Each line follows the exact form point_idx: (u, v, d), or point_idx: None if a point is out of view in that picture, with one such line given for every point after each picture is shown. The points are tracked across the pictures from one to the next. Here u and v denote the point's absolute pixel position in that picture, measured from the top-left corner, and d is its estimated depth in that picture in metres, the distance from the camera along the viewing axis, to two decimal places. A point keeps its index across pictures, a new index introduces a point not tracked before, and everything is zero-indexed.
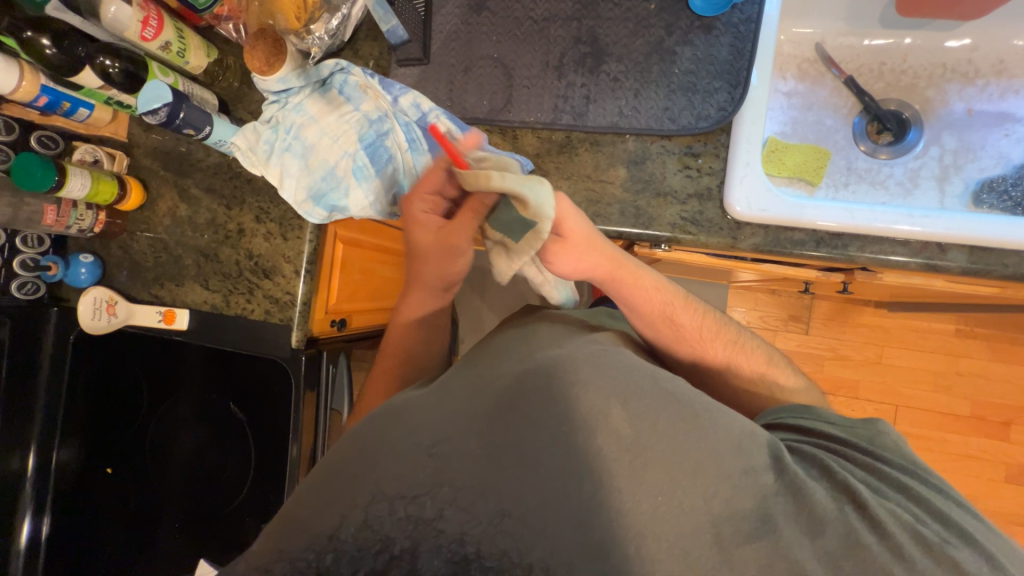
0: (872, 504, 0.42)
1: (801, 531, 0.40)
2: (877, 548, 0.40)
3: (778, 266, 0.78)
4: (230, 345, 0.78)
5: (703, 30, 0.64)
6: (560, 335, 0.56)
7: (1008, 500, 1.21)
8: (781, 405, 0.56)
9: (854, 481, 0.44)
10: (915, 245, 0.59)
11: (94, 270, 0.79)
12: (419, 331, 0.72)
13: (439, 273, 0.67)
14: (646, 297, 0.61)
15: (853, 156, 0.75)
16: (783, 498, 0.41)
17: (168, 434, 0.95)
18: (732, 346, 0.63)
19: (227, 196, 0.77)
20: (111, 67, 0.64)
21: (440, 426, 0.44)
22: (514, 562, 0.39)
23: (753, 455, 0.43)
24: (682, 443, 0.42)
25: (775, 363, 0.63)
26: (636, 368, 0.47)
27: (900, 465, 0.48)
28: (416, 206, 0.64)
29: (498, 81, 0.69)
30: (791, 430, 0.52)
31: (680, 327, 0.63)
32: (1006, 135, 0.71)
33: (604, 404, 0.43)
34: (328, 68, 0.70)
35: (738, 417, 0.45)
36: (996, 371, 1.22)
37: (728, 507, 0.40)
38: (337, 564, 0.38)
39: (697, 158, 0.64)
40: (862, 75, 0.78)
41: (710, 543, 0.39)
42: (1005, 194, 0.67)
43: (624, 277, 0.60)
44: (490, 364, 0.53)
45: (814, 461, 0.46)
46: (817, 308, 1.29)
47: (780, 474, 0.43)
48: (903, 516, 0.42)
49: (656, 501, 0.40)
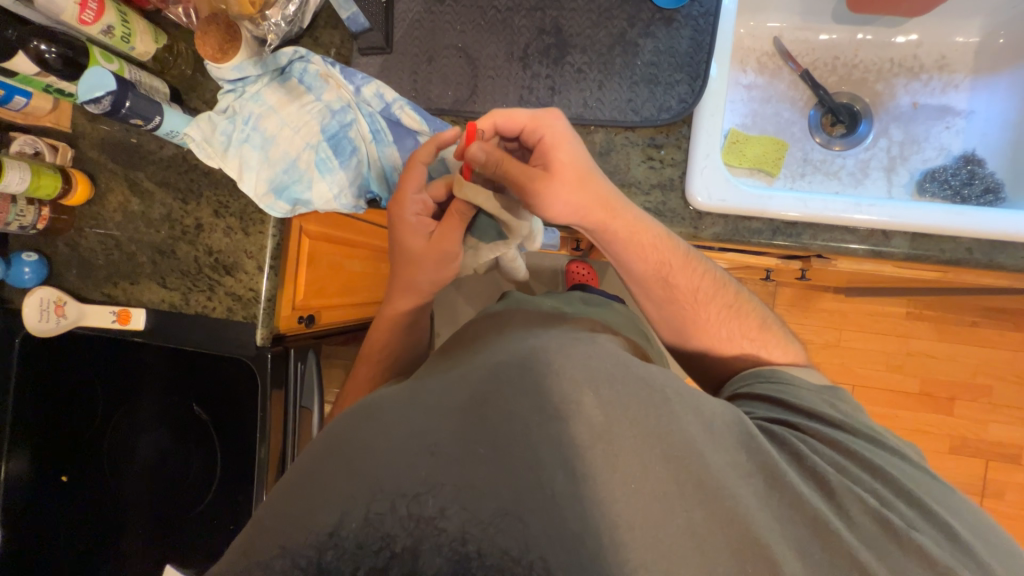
0: (838, 488, 0.44)
1: (769, 510, 0.41)
2: (844, 532, 0.41)
3: (740, 255, 0.81)
4: (194, 345, 0.76)
5: (664, 23, 0.65)
6: (533, 328, 0.56)
7: (951, 470, 1.30)
8: (749, 371, 0.60)
9: (822, 465, 0.45)
10: (864, 233, 0.62)
11: (39, 269, 0.75)
12: (390, 332, 0.71)
13: (432, 278, 0.66)
14: (643, 254, 0.59)
15: (809, 147, 0.78)
16: (750, 476, 0.43)
17: (126, 441, 0.90)
18: (726, 310, 0.63)
19: (183, 189, 0.74)
20: (47, 52, 0.60)
21: (424, 426, 0.43)
22: (515, 560, 0.38)
23: (718, 436, 0.44)
24: (653, 428, 0.42)
25: (770, 327, 0.63)
26: (607, 357, 0.47)
27: (866, 436, 0.49)
28: (407, 209, 0.62)
29: (462, 72, 0.68)
30: (766, 403, 0.54)
31: (676, 288, 0.62)
32: (946, 127, 0.75)
33: (574, 392, 0.43)
34: (287, 56, 0.68)
35: (708, 401, 0.47)
36: (943, 350, 1.30)
37: (697, 490, 0.40)
38: (337, 562, 0.37)
39: (660, 150, 0.65)
40: (817, 69, 0.81)
41: (682, 528, 0.40)
42: (946, 183, 0.72)
43: (615, 222, 0.57)
44: (464, 358, 0.52)
45: (785, 446, 0.47)
46: (780, 294, 1.34)
47: (749, 455, 0.44)
48: (866, 499, 0.43)
49: (629, 486, 0.40)
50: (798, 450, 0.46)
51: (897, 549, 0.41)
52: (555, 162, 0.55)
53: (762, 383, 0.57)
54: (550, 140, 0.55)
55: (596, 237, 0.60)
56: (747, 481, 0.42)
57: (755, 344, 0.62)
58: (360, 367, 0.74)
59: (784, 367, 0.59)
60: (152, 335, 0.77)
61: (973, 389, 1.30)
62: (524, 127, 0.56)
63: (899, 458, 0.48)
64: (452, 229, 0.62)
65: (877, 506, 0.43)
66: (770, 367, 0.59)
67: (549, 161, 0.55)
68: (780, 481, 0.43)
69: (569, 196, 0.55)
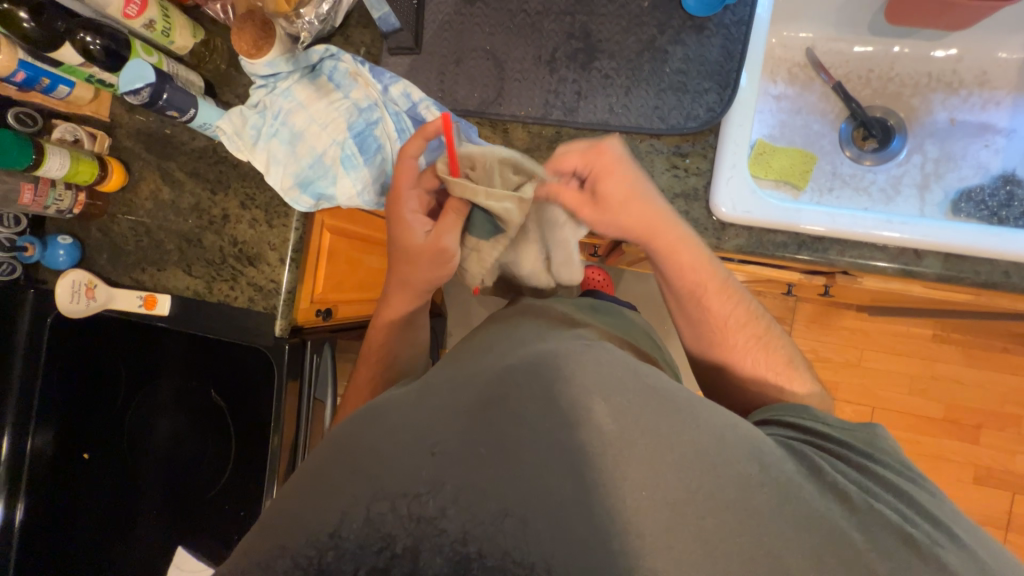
0: (858, 504, 0.42)
1: (784, 518, 0.40)
2: (861, 546, 0.39)
3: (762, 268, 0.80)
4: (214, 333, 0.78)
5: (695, 30, 0.64)
6: (543, 332, 0.56)
7: (976, 501, 1.25)
8: (787, 405, 0.55)
9: (844, 481, 0.44)
10: (894, 251, 0.61)
11: (72, 252, 0.78)
12: (401, 328, 0.72)
13: (428, 277, 0.65)
14: (681, 272, 0.60)
15: (839, 161, 0.77)
16: (763, 485, 0.41)
17: (146, 422, 0.93)
18: (755, 340, 0.62)
19: (212, 180, 0.76)
20: (91, 44, 0.62)
21: (432, 424, 0.43)
22: (515, 563, 0.38)
23: (733, 445, 0.42)
24: (665, 435, 0.41)
25: (794, 366, 0.61)
26: (618, 364, 0.46)
27: (892, 465, 0.47)
28: (404, 206, 0.62)
29: (488, 74, 0.68)
30: (786, 425, 0.52)
31: (707, 309, 0.62)
32: (985, 145, 0.73)
33: (584, 399, 0.42)
34: (317, 53, 0.69)
35: (719, 411, 0.45)
36: (971, 375, 1.25)
37: (710, 498, 0.40)
38: (337, 562, 0.38)
39: (685, 158, 0.65)
40: (850, 81, 0.79)
41: (692, 534, 0.39)
42: (983, 204, 0.70)
43: (655, 242, 0.58)
44: (473, 358, 0.52)
45: (806, 460, 0.45)
46: (800, 310, 1.32)
47: (764, 466, 0.42)
48: (890, 517, 0.41)
49: (639, 493, 0.39)
50: (820, 466, 0.45)
51: (924, 565, 0.39)
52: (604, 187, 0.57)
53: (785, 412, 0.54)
54: (603, 167, 0.56)
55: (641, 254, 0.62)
56: (761, 490, 0.41)
57: (777, 380, 0.60)
58: (362, 365, 0.73)
59: (807, 405, 0.57)
60: (175, 321, 0.79)
61: (1002, 418, 1.25)
62: (577, 167, 0.57)
63: (929, 492, 0.45)
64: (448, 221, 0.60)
65: (900, 524, 0.41)
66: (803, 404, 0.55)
67: (603, 183, 0.56)
68: (798, 494, 0.41)
69: (617, 219, 0.58)
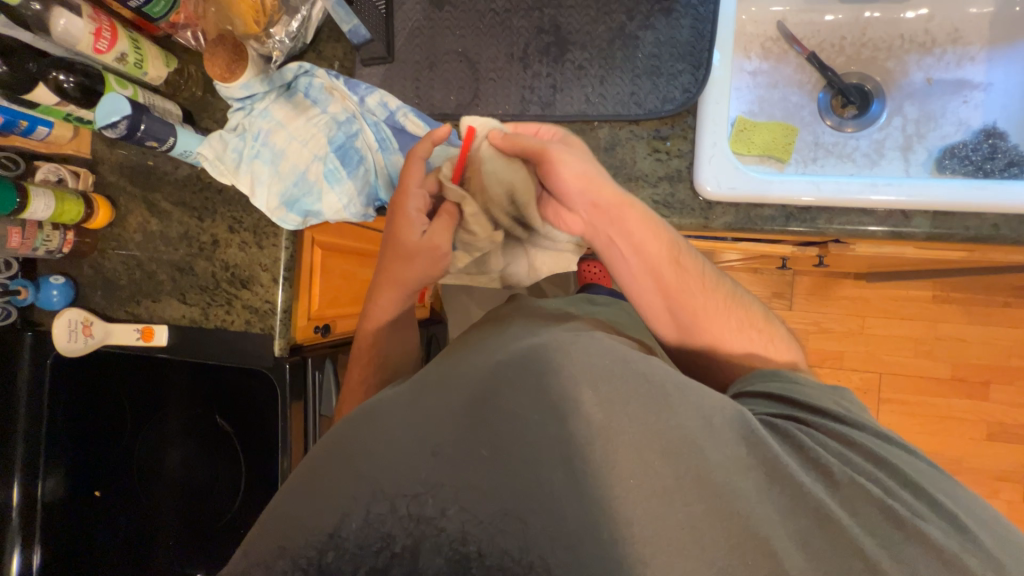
0: (842, 478, 0.41)
1: (772, 502, 0.40)
2: (847, 523, 0.39)
3: (754, 245, 0.80)
4: (213, 359, 0.78)
5: (664, 13, 0.64)
6: (534, 328, 0.55)
7: (991, 458, 1.25)
8: (755, 372, 0.56)
9: (825, 456, 0.43)
10: (881, 214, 0.61)
11: (66, 291, 0.78)
12: (390, 332, 0.72)
13: (421, 276, 0.65)
14: (656, 238, 0.59)
15: (820, 130, 0.77)
16: (752, 470, 0.41)
17: (156, 453, 0.93)
18: (731, 301, 0.62)
19: (198, 208, 0.76)
20: (65, 82, 0.62)
21: (426, 425, 0.43)
22: (515, 559, 0.38)
23: (721, 430, 0.42)
24: (653, 424, 0.41)
25: (771, 321, 0.63)
26: (604, 352, 0.46)
27: (881, 434, 0.45)
28: (406, 203, 0.62)
29: (463, 75, 0.68)
30: (765, 399, 0.51)
31: (685, 275, 0.60)
32: (964, 101, 0.73)
33: (575, 389, 0.42)
34: (291, 71, 0.69)
35: (708, 394, 0.44)
36: (975, 333, 1.25)
37: (697, 486, 0.39)
38: (337, 562, 0.39)
39: (665, 141, 0.65)
40: (824, 50, 0.79)
41: (681, 522, 0.39)
42: (966, 159, 0.70)
43: (627, 205, 0.57)
44: (464, 357, 0.52)
45: (787, 438, 0.44)
46: (798, 283, 1.32)
47: (751, 447, 0.41)
48: (869, 489, 0.41)
49: (627, 483, 0.39)
50: (800, 442, 0.44)
51: (906, 542, 0.38)
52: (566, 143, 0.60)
53: (767, 382, 0.53)
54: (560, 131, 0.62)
55: (609, 229, 0.60)
56: (749, 474, 0.40)
57: (776, 350, 0.60)
58: (353, 370, 0.72)
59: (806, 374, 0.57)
60: (173, 350, 0.79)
61: (1009, 372, 1.24)
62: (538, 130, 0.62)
63: (916, 459, 0.44)
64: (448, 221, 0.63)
65: (882, 496, 0.40)
66: (779, 370, 0.55)
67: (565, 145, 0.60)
68: (781, 473, 0.41)
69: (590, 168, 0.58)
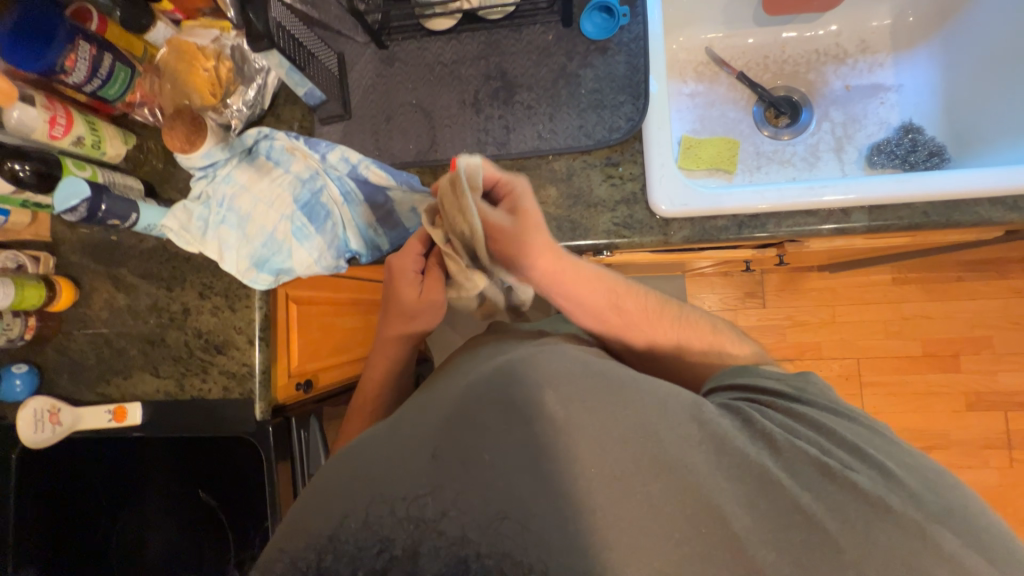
0: (785, 444, 0.43)
1: (717, 470, 0.41)
2: (786, 482, 0.41)
3: (716, 252, 0.83)
4: (191, 429, 0.75)
5: (600, 52, 0.69)
6: (504, 347, 0.57)
7: (974, 428, 1.29)
8: (726, 370, 0.57)
9: (771, 427, 0.45)
10: (825, 214, 0.65)
11: (29, 379, 0.75)
12: (394, 378, 0.72)
13: (427, 326, 0.67)
14: (593, 289, 0.60)
15: (759, 141, 0.82)
16: (702, 445, 0.42)
17: (136, 539, 0.89)
18: (679, 323, 0.64)
19: (166, 277, 0.75)
20: (20, 170, 0.62)
21: (415, 440, 0.43)
22: (516, 563, 0.38)
23: (673, 412, 0.43)
24: (609, 412, 0.42)
25: (721, 330, 0.65)
26: (568, 358, 0.48)
27: (829, 407, 0.48)
28: (405, 265, 0.62)
29: (420, 125, 0.72)
30: (729, 387, 0.53)
31: (628, 313, 0.62)
32: (881, 103, 0.80)
33: (536, 392, 0.43)
34: (251, 137, 0.71)
35: (660, 383, 0.47)
36: (936, 309, 1.32)
37: (653, 464, 0.40)
38: (337, 563, 0.39)
39: (618, 167, 0.68)
40: (751, 69, 0.86)
41: (639, 501, 0.39)
42: (892, 154, 0.76)
43: (563, 271, 0.58)
44: (446, 383, 0.52)
45: (738, 413, 0.46)
46: (768, 281, 1.37)
47: (700, 426, 0.43)
48: (807, 450, 0.43)
49: (589, 471, 0.40)
50: (750, 416, 0.46)
51: (846, 497, 0.40)
52: (519, 208, 0.57)
53: (736, 377, 0.54)
54: (521, 190, 0.58)
55: (551, 289, 0.60)
56: (699, 448, 0.42)
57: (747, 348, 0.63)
58: (353, 419, 0.72)
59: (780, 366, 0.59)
60: (148, 428, 0.76)
61: (975, 342, 1.30)
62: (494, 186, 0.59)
63: (860, 427, 0.46)
64: (442, 278, 0.63)
65: (818, 454, 0.43)
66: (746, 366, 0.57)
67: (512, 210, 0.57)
68: (727, 445, 0.42)
69: (526, 241, 0.56)
